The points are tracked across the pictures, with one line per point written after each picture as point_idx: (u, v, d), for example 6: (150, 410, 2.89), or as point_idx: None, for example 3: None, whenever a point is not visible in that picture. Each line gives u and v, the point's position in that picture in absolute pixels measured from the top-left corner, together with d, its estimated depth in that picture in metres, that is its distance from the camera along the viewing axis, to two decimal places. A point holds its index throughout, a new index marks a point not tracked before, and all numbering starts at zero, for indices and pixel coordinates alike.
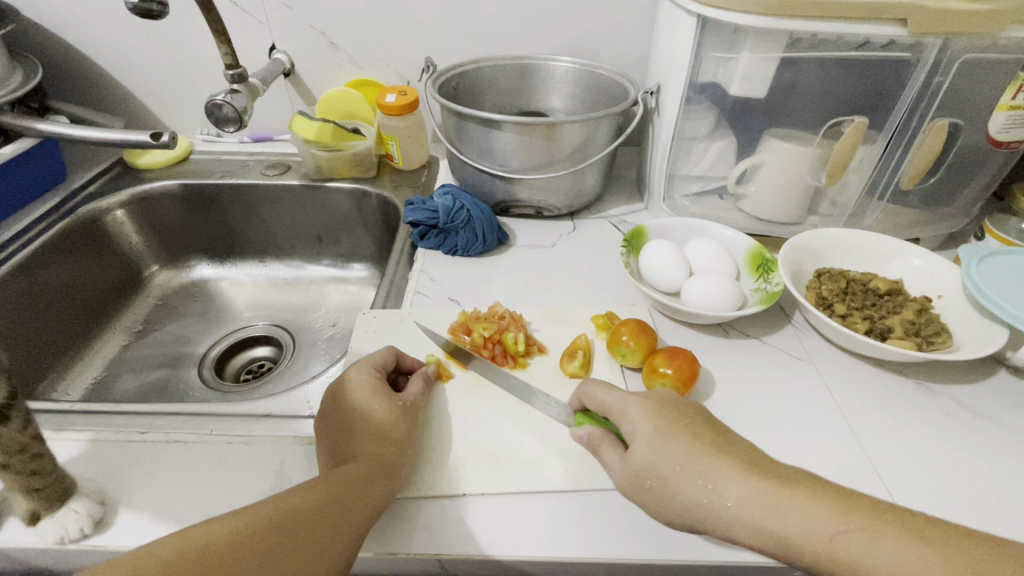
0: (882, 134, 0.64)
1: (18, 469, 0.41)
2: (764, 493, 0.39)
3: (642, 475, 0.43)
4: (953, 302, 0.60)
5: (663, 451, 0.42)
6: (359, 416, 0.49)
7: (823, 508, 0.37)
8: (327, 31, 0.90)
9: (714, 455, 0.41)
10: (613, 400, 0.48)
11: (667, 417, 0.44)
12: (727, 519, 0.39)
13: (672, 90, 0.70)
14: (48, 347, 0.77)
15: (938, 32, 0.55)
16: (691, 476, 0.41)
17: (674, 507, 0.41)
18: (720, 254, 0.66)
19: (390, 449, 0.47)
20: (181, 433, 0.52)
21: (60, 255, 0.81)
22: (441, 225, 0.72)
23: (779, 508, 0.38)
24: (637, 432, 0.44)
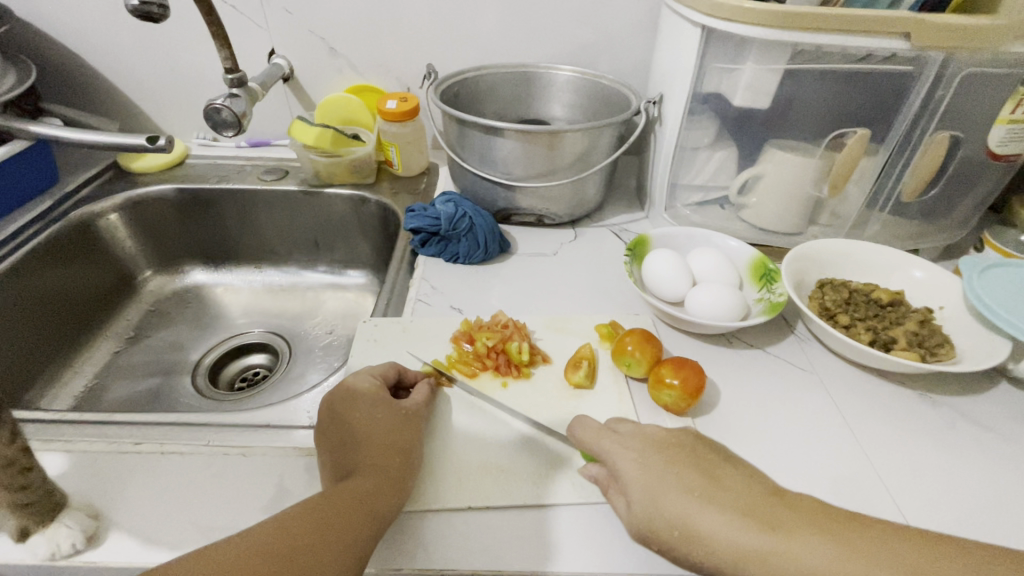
0: (884, 146, 0.65)
1: (6, 483, 0.40)
2: (764, 540, 0.38)
3: (646, 530, 0.42)
4: (954, 314, 0.60)
5: (659, 505, 0.42)
6: (364, 426, 0.48)
7: (820, 554, 0.37)
8: (327, 36, 0.90)
9: (708, 502, 0.41)
10: (604, 449, 0.46)
11: (657, 466, 0.44)
12: (735, 572, 0.38)
13: (675, 99, 0.70)
14: (36, 355, 0.75)
15: (940, 47, 0.55)
16: (689, 527, 0.40)
17: (680, 561, 0.40)
18: (723, 264, 0.66)
19: (396, 459, 0.46)
20: (176, 444, 0.51)
21: (51, 261, 0.79)
22: (443, 232, 0.71)
23: (779, 554, 0.37)
24: (631, 486, 0.43)
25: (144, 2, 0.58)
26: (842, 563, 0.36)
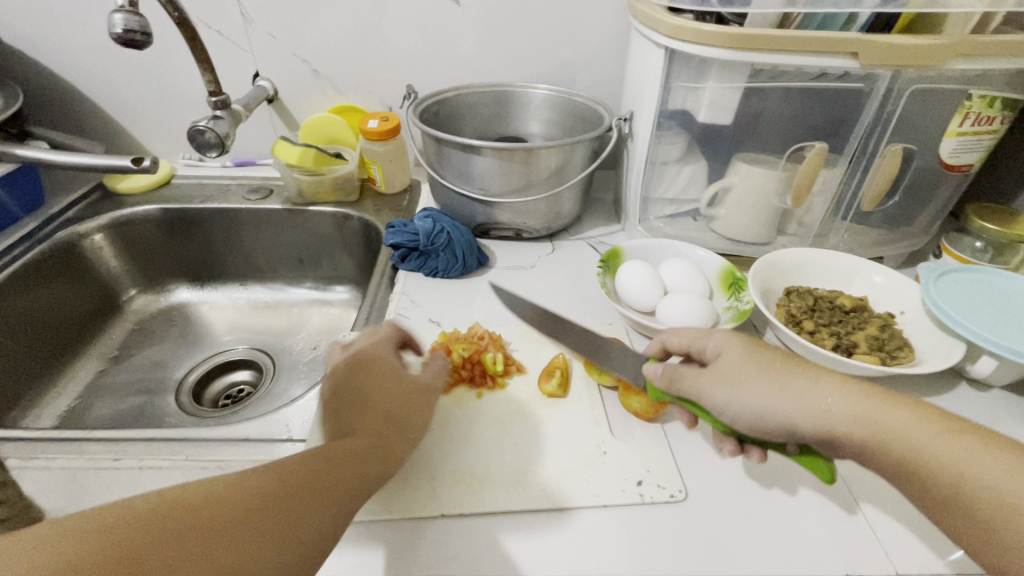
0: (842, 158, 0.68)
1: None
2: (862, 396, 0.41)
3: (733, 377, 0.44)
4: (914, 318, 0.62)
5: (754, 360, 0.44)
6: (380, 379, 0.52)
7: (923, 422, 0.39)
8: (310, 59, 0.92)
9: (807, 365, 0.44)
10: (694, 333, 0.50)
11: (753, 339, 0.47)
12: (822, 419, 0.40)
13: (644, 116, 0.73)
14: (20, 374, 0.76)
15: (887, 65, 0.58)
16: (785, 377, 0.42)
17: (766, 405, 0.42)
18: (693, 273, 0.68)
19: (404, 412, 0.50)
20: (155, 459, 0.51)
21: (36, 280, 0.80)
22: (422, 247, 0.73)
23: (882, 411, 0.40)
24: (725, 349, 0.46)
25: (126, 30, 0.60)
26: (933, 427, 0.39)
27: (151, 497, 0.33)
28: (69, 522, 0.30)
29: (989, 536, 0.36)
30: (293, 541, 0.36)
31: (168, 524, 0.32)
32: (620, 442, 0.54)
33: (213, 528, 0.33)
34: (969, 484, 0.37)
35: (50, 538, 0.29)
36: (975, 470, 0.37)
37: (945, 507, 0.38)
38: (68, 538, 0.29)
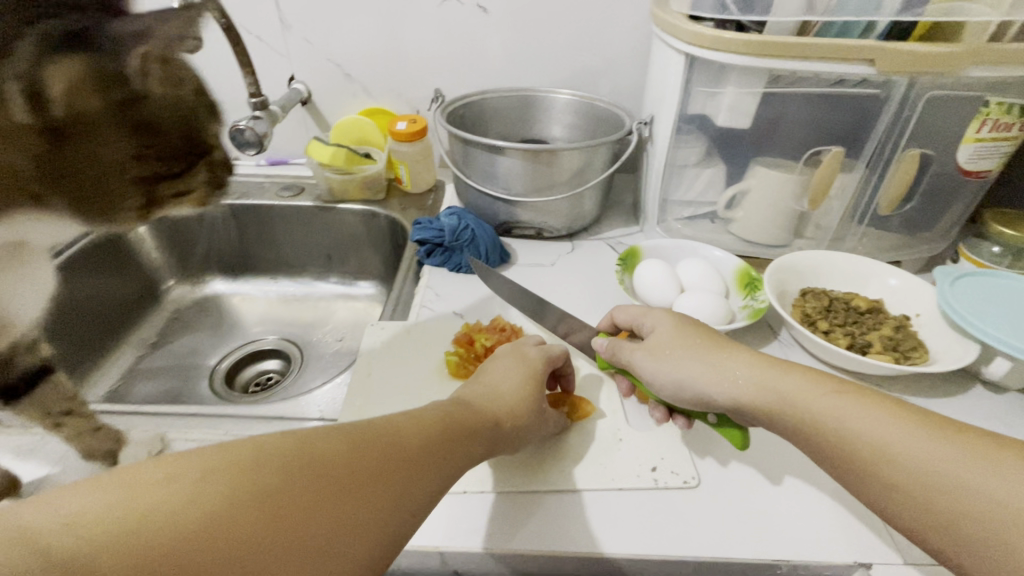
0: (859, 162, 0.69)
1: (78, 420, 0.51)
2: (769, 368, 0.45)
3: (657, 352, 0.51)
4: (930, 321, 0.63)
5: (679, 336, 0.51)
6: (500, 385, 0.51)
7: (817, 387, 0.42)
8: (343, 63, 0.97)
9: (725, 343, 0.49)
10: (637, 314, 0.57)
11: (684, 321, 0.53)
12: (726, 388, 0.46)
13: (664, 120, 0.75)
14: (74, 353, 0.82)
15: (904, 72, 0.59)
16: (706, 350, 0.49)
17: (679, 373, 0.49)
18: (710, 272, 0.69)
19: (510, 423, 0.48)
20: (197, 432, 0.54)
21: (98, 268, 0.87)
22: (447, 243, 0.76)
23: (775, 379, 0.44)
24: (659, 329, 0.53)
25: None
26: (827, 390, 0.42)
27: (238, 452, 0.30)
28: (154, 466, 0.29)
29: (884, 490, 0.37)
30: (340, 550, 0.31)
31: (238, 497, 0.28)
32: (636, 431, 0.56)
33: (234, 540, 0.27)
34: (852, 439, 0.39)
35: (111, 483, 0.27)
36: (855, 427, 0.39)
37: (836, 466, 0.40)
38: (152, 483, 0.28)
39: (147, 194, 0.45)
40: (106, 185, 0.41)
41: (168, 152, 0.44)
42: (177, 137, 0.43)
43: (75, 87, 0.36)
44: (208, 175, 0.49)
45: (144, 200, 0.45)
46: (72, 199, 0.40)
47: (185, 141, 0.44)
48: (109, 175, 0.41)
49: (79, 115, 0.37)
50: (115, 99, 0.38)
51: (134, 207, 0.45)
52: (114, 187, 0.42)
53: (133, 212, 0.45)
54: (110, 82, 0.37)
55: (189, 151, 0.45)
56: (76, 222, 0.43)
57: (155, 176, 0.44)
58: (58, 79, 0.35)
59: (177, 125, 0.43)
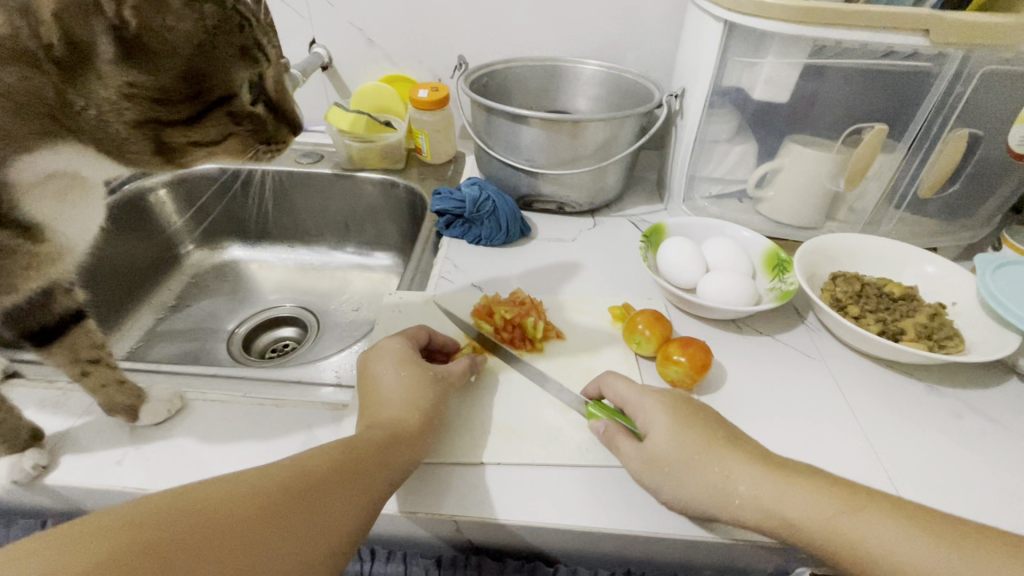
0: (901, 143, 0.66)
1: (99, 374, 0.51)
2: (777, 483, 0.41)
3: (659, 461, 0.44)
4: (967, 309, 0.61)
5: (679, 440, 0.44)
6: (382, 389, 0.49)
7: (827, 501, 0.39)
8: (365, 28, 0.94)
9: (726, 445, 0.43)
10: (630, 393, 0.49)
11: (680, 410, 0.46)
12: (737, 509, 0.41)
13: (696, 93, 0.72)
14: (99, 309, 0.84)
15: (960, 44, 0.56)
16: (705, 464, 0.42)
17: (686, 490, 0.42)
18: (737, 252, 0.67)
19: (416, 417, 0.46)
20: (216, 392, 0.54)
21: (125, 228, 0.89)
22: (467, 215, 0.75)
23: (784, 495, 0.40)
24: (653, 424, 0.46)
25: None
26: (839, 508, 0.38)
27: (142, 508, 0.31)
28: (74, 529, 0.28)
29: None
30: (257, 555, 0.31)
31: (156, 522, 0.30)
32: None
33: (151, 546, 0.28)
34: (872, 559, 0.37)
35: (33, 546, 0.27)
36: (879, 547, 0.37)
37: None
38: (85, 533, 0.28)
39: (156, 137, 0.46)
40: (109, 128, 0.44)
41: (170, 96, 0.44)
42: (173, 81, 0.43)
43: (74, 17, 0.38)
44: (232, 126, 0.50)
45: (155, 144, 0.47)
46: (91, 133, 0.44)
47: (192, 90, 0.44)
48: (110, 114, 0.43)
49: (85, 45, 0.40)
50: (106, 28, 0.39)
51: (148, 150, 0.47)
52: (119, 128, 0.44)
53: (147, 155, 0.48)
54: (100, 13, 0.39)
55: (197, 99, 0.45)
56: (101, 154, 0.47)
57: (157, 120, 0.45)
58: (55, 6, 0.38)
59: (177, 69, 0.42)
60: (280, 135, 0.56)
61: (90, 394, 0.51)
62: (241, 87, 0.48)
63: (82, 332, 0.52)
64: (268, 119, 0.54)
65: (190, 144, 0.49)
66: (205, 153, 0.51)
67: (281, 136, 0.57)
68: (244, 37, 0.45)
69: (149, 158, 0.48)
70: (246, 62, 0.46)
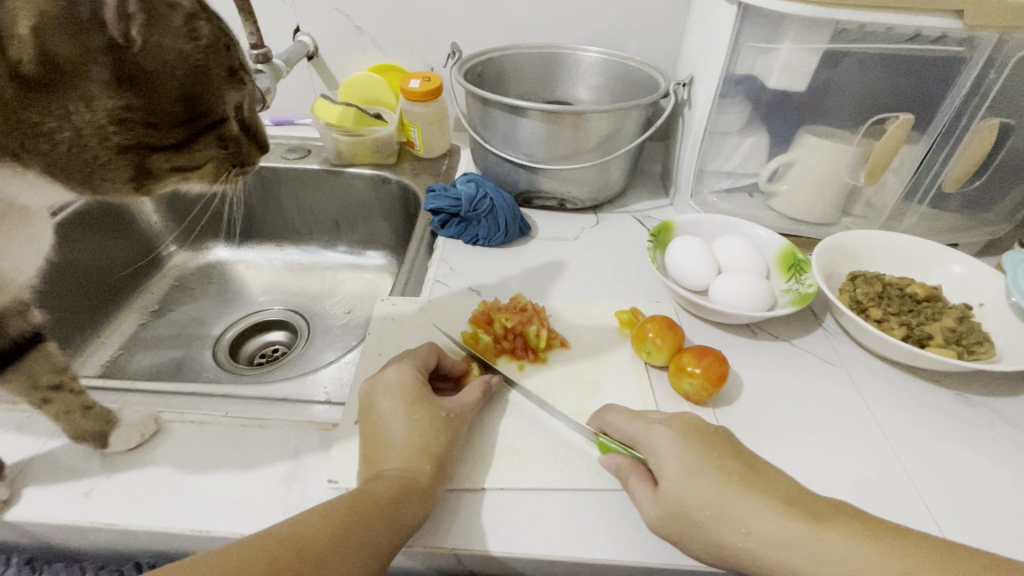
0: (927, 134, 0.62)
1: (63, 399, 0.47)
2: (804, 533, 0.37)
3: (671, 512, 0.40)
4: (995, 310, 0.58)
5: (693, 486, 0.40)
6: (389, 430, 0.44)
7: (870, 558, 0.35)
8: (352, 14, 0.89)
9: (745, 490, 0.39)
10: (636, 429, 0.46)
11: (692, 447, 0.42)
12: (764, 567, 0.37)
13: (705, 81, 0.68)
14: (78, 317, 0.79)
15: (995, 26, 0.52)
16: (725, 516, 0.38)
17: (706, 544, 0.39)
18: (751, 252, 0.63)
19: (428, 467, 0.42)
20: (194, 413, 0.50)
21: (102, 231, 0.84)
22: (463, 213, 0.70)
23: (819, 551, 0.36)
24: (663, 467, 0.42)
25: None
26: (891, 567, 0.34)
27: None
28: None
29: None
30: None
31: None
32: None
33: None
34: None
35: None
36: None
37: None
38: None
39: (138, 163, 0.43)
40: (84, 151, 0.40)
41: (164, 119, 0.41)
42: (173, 103, 0.41)
43: (57, 31, 0.35)
44: (217, 150, 0.48)
45: (135, 171, 0.43)
46: (55, 160, 0.40)
47: (189, 113, 0.43)
48: (90, 138, 0.39)
49: (65, 64, 0.36)
50: (104, 47, 0.37)
51: (124, 178, 0.43)
52: (97, 154, 0.40)
53: (121, 183, 0.43)
54: (99, 28, 0.37)
55: (193, 123, 0.43)
56: (61, 184, 0.42)
57: (145, 145, 0.42)
58: (36, 20, 0.35)
59: (178, 90, 0.41)
60: (252, 158, 0.54)
61: (55, 419, 0.47)
62: (231, 109, 0.46)
63: (41, 356, 0.47)
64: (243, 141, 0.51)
65: (171, 170, 0.46)
66: (178, 179, 0.48)
67: (252, 159, 0.54)
68: (231, 57, 0.44)
69: (123, 186, 0.44)
70: (236, 83, 0.46)
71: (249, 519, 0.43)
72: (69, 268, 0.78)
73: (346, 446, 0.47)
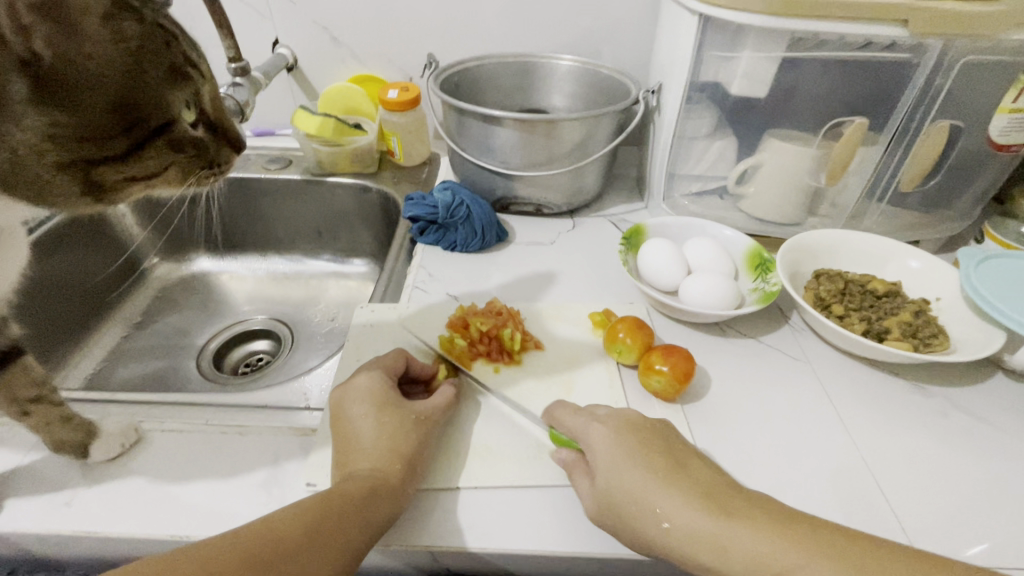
0: (883, 136, 0.64)
1: (42, 411, 0.47)
2: (713, 527, 0.38)
3: (601, 502, 0.42)
4: (951, 304, 0.60)
5: (621, 478, 0.42)
6: (359, 433, 0.46)
7: (770, 546, 0.37)
8: (330, 26, 0.91)
9: (668, 483, 0.41)
10: (577, 423, 0.48)
11: (624, 442, 0.44)
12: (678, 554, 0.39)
13: (672, 89, 0.70)
14: (59, 331, 0.79)
15: (939, 34, 0.55)
16: (646, 506, 0.41)
17: (630, 533, 0.41)
18: (719, 253, 0.66)
19: (398, 468, 0.43)
20: (175, 422, 0.51)
21: (83, 244, 0.84)
22: (440, 221, 0.72)
23: (724, 541, 0.38)
24: (597, 461, 0.44)
25: None
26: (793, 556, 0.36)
27: None
28: None
29: None
30: None
31: None
32: None
33: None
34: None
35: None
36: None
37: None
38: None
39: (85, 177, 0.45)
40: (25, 170, 0.41)
41: (101, 131, 0.42)
42: (104, 114, 0.42)
43: None
44: (172, 154, 0.50)
45: (85, 185, 0.45)
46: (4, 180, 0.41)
47: (126, 123, 0.44)
48: (28, 157, 0.41)
49: None
50: (15, 63, 0.38)
51: (75, 193, 0.45)
52: (39, 172, 0.42)
53: (74, 197, 0.45)
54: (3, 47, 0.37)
55: (132, 131, 0.44)
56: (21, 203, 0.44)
57: (86, 160, 0.43)
58: None
59: (107, 100, 0.42)
60: (220, 156, 0.56)
61: (36, 431, 0.48)
62: (178, 110, 0.48)
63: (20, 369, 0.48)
64: (207, 142, 0.53)
65: (124, 180, 0.48)
66: (142, 187, 0.50)
67: (222, 159, 0.57)
68: (170, 56, 0.45)
69: (78, 200, 0.46)
70: (179, 82, 0.47)
71: (228, 524, 0.44)
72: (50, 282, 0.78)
73: (324, 450, 0.49)
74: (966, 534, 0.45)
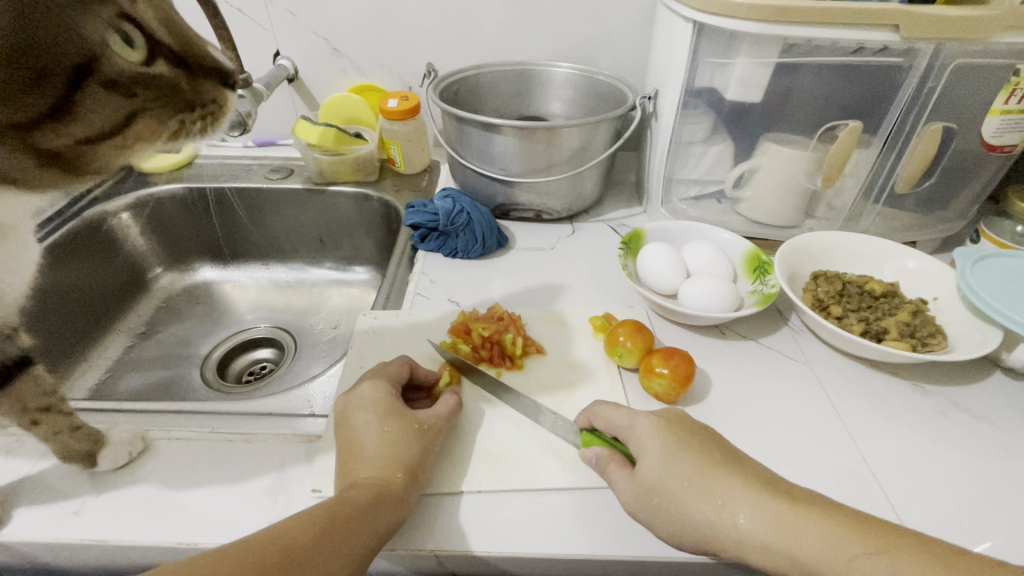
0: (877, 137, 0.65)
1: (50, 421, 0.48)
2: (778, 514, 0.38)
3: (648, 491, 0.43)
4: (948, 304, 0.61)
5: (673, 467, 0.43)
6: (363, 441, 0.46)
7: (842, 533, 0.36)
8: (330, 37, 0.92)
9: (723, 472, 0.42)
10: (621, 417, 0.48)
11: (675, 433, 0.45)
12: (734, 543, 0.39)
13: (669, 95, 0.71)
14: (64, 341, 0.80)
15: (931, 38, 0.56)
16: (703, 493, 0.41)
17: (681, 524, 0.41)
18: (718, 256, 0.66)
19: (401, 477, 0.44)
20: (181, 430, 0.52)
21: (87, 255, 0.85)
22: (441, 228, 0.73)
23: (793, 526, 0.37)
24: (646, 451, 0.44)
25: None
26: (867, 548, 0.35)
27: None
28: None
29: None
30: None
31: None
32: None
33: None
34: None
35: None
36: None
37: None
38: None
39: (26, 145, 0.36)
40: None
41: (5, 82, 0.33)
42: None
43: None
44: (120, 99, 0.38)
45: (35, 155, 0.37)
46: None
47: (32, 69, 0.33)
48: None
49: None
50: None
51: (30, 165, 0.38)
52: None
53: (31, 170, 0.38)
54: None
55: (45, 77, 0.34)
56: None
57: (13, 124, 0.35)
58: None
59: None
60: (207, 92, 0.44)
61: (44, 440, 0.49)
62: (98, 37, 0.35)
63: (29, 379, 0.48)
64: (178, 79, 0.42)
65: (78, 143, 0.38)
66: (113, 148, 0.41)
67: (207, 95, 0.45)
68: None
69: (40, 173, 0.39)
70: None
71: (235, 531, 0.44)
72: (55, 293, 0.79)
73: (328, 456, 0.49)
74: (968, 532, 0.46)
